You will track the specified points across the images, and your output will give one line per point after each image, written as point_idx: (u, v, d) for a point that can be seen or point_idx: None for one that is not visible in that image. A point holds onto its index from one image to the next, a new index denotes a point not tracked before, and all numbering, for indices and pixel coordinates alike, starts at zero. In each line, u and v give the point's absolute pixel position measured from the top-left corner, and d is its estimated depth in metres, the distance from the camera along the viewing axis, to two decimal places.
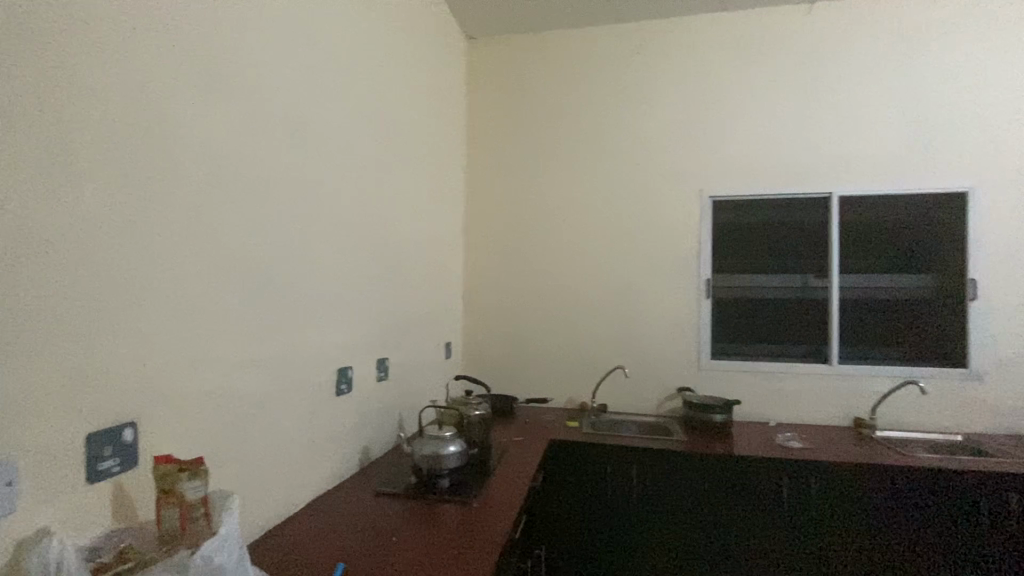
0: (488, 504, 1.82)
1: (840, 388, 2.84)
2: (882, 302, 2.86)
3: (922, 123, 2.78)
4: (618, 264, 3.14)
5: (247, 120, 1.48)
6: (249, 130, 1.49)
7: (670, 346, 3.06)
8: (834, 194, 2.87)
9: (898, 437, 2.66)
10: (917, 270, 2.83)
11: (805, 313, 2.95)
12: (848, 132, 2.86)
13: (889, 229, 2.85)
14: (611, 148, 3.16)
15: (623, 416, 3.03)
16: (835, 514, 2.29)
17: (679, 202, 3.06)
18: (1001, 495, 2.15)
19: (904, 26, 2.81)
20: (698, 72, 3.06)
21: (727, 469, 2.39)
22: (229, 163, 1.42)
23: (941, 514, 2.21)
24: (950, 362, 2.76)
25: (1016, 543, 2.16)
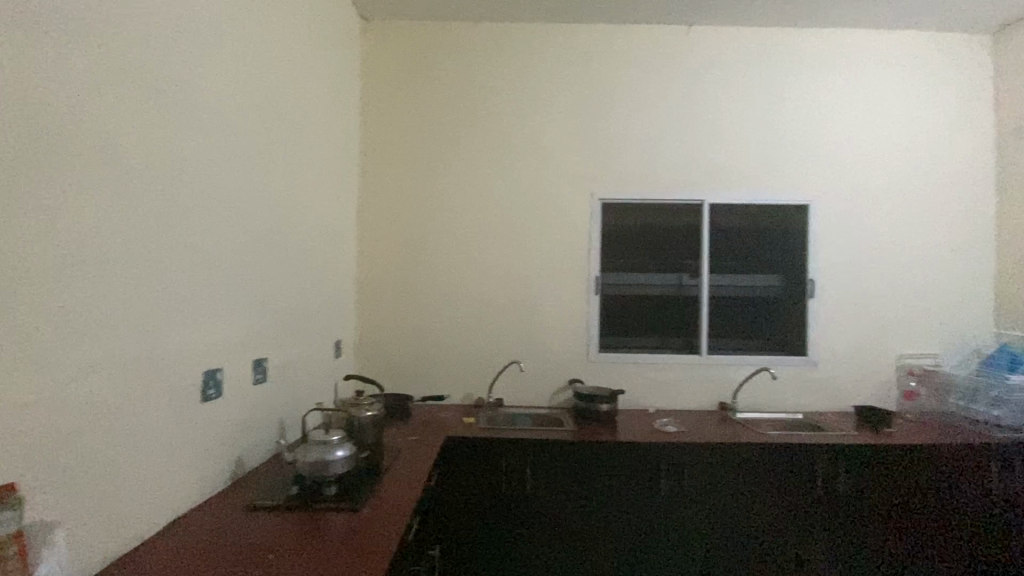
0: (379, 509, 1.73)
1: (708, 376, 3.15)
2: (742, 299, 3.23)
3: (778, 143, 3.18)
4: (516, 262, 3.18)
5: (99, 78, 1.24)
6: (101, 91, 1.25)
7: (563, 340, 3.17)
8: (705, 202, 3.17)
9: (753, 418, 3.02)
10: (769, 272, 3.22)
11: (680, 309, 3.22)
12: (716, 148, 3.18)
13: (746, 235, 3.23)
14: (511, 147, 3.19)
15: (518, 409, 3.08)
16: (704, 489, 2.54)
17: (573, 203, 3.18)
18: (831, 464, 2.52)
19: (765, 57, 3.18)
20: (590, 80, 3.20)
21: (612, 455, 2.53)
22: (73, 127, 1.17)
23: (787, 484, 2.53)
24: (793, 351, 3.19)
25: (844, 504, 2.54)
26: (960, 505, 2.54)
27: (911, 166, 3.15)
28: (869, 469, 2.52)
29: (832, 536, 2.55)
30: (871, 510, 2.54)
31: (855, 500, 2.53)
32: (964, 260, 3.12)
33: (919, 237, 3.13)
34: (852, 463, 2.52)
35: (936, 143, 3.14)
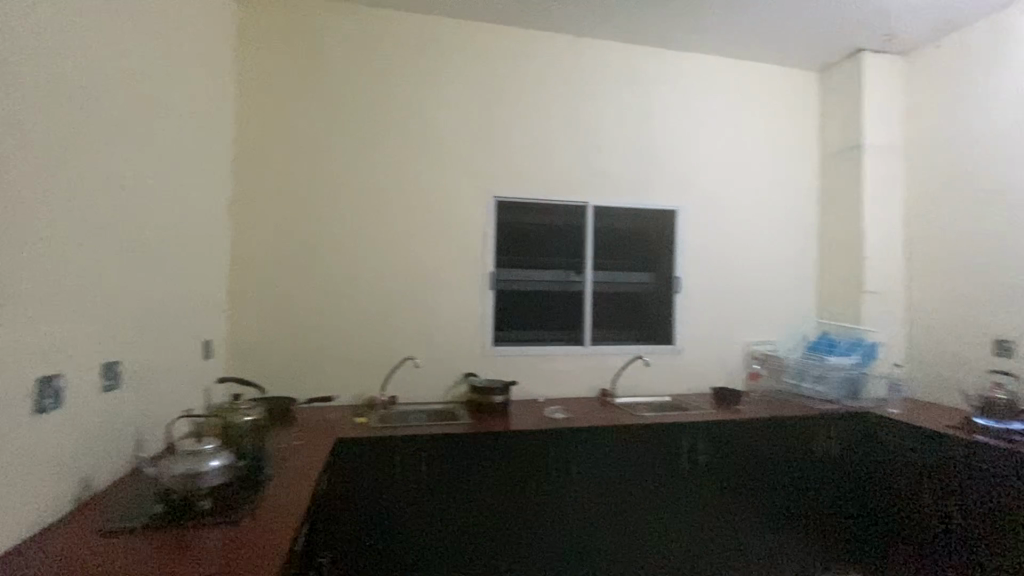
0: (263, 519, 1.60)
1: (591, 365, 3.38)
2: (619, 294, 3.51)
3: (653, 153, 3.48)
4: (410, 257, 3.12)
5: None
6: None
7: (457, 335, 3.19)
8: (588, 204, 3.38)
9: (629, 402, 3.30)
10: (643, 270, 3.55)
11: (566, 304, 3.41)
12: (597, 155, 3.40)
13: (624, 237, 3.51)
14: (408, 139, 3.13)
15: (412, 406, 3.04)
16: (589, 469, 2.72)
17: (467, 200, 3.21)
18: (697, 439, 2.82)
19: (642, 74, 3.47)
20: (482, 79, 3.24)
21: (504, 444, 2.61)
22: None
23: (661, 459, 2.79)
24: (661, 339, 3.53)
25: (711, 474, 2.81)
26: (803, 470, 2.92)
27: (758, 177, 3.60)
28: (723, 446, 2.85)
29: (703, 504, 2.81)
30: (734, 479, 2.85)
31: (719, 469, 2.83)
32: (797, 260, 3.64)
33: (764, 241, 3.61)
34: (715, 436, 2.83)
35: (778, 160, 3.63)
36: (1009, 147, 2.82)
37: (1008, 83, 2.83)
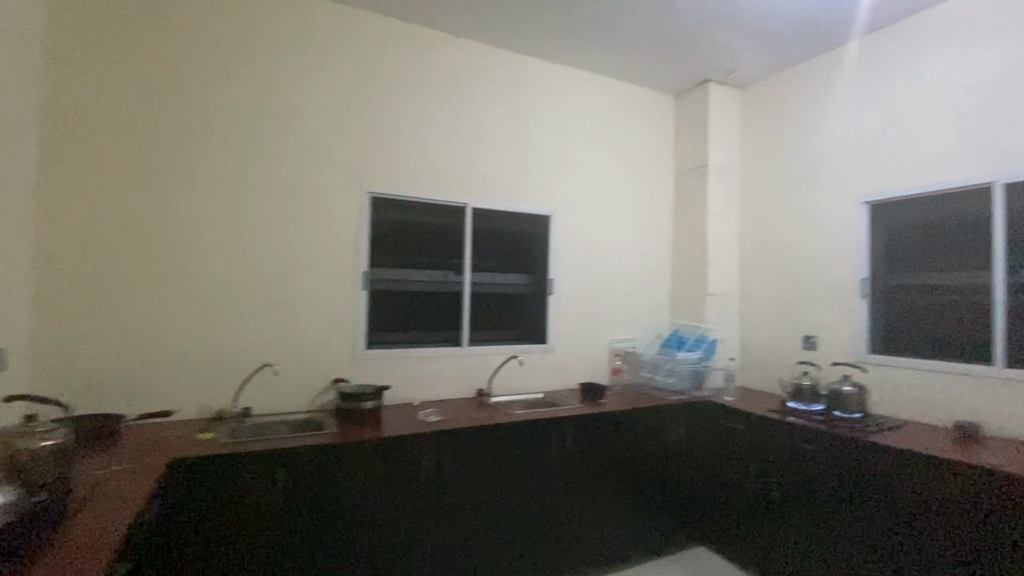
0: (62, 562, 1.29)
1: (468, 366, 3.37)
2: (497, 295, 3.54)
3: (528, 158, 3.56)
4: (271, 252, 2.83)
5: None
6: None
7: (326, 337, 2.96)
8: (468, 205, 3.36)
9: (505, 401, 3.35)
10: (520, 271, 3.62)
11: (444, 304, 3.35)
12: (477, 157, 3.39)
13: (502, 238, 3.54)
14: (270, 122, 2.83)
15: (271, 418, 2.74)
16: (465, 473, 2.63)
17: (338, 193, 2.99)
18: (569, 435, 2.88)
19: (518, 79, 3.53)
20: (356, 66, 3.05)
21: (375, 454, 2.43)
22: None
23: (537, 458, 2.80)
24: (536, 339, 3.65)
25: (581, 469, 2.91)
26: (661, 458, 3.16)
27: (623, 189, 3.91)
28: (593, 440, 2.94)
29: (575, 498, 2.91)
30: (603, 472, 2.98)
31: (590, 464, 2.94)
32: (655, 266, 4.02)
33: (626, 247, 3.92)
34: (585, 431, 2.92)
35: (639, 174, 3.96)
36: (814, 174, 3.35)
37: (814, 120, 3.36)
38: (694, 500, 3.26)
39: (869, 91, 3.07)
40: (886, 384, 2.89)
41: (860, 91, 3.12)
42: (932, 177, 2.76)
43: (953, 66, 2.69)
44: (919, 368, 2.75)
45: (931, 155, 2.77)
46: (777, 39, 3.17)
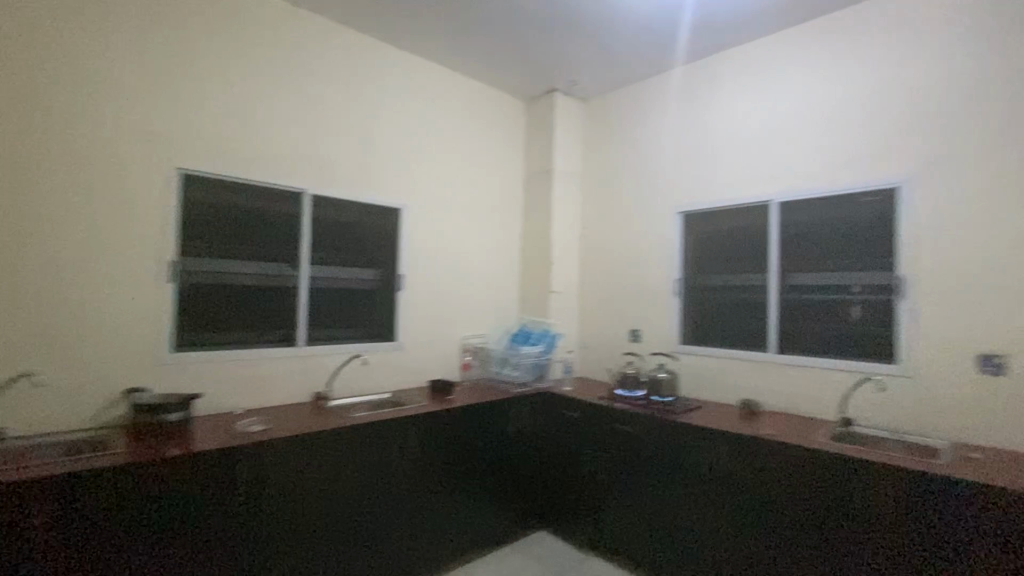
0: None
1: (303, 367, 3.04)
2: (339, 289, 3.26)
3: (372, 146, 3.34)
4: (29, 230, 2.19)
5: None
6: None
7: (115, 338, 2.41)
8: (306, 191, 3.04)
9: (346, 403, 3.08)
10: (366, 265, 3.40)
11: (274, 299, 2.96)
12: (315, 141, 3.09)
13: (344, 229, 3.27)
14: (32, 65, 2.21)
15: (28, 441, 2.13)
16: (302, 485, 2.31)
17: (134, 164, 2.46)
18: (418, 433, 2.72)
19: (360, 61, 3.28)
20: (162, 16, 2.54)
21: (183, 474, 1.97)
22: None
23: (384, 461, 2.59)
24: (383, 337, 3.45)
25: (431, 468, 2.78)
26: (509, 451, 3.18)
27: (474, 187, 3.91)
28: (442, 437, 2.83)
29: (425, 499, 2.77)
30: (455, 469, 2.89)
31: (440, 462, 2.82)
32: (504, 263, 4.09)
33: (474, 243, 3.91)
34: (434, 428, 2.79)
35: (488, 172, 3.99)
36: (640, 184, 3.62)
37: (641, 136, 3.62)
38: (540, 485, 3.37)
39: (684, 115, 3.37)
40: (691, 372, 3.22)
41: (677, 114, 3.42)
42: (729, 195, 3.10)
43: (746, 99, 3.05)
44: (716, 357, 3.10)
45: (729, 175, 3.11)
46: (610, 60, 3.39)
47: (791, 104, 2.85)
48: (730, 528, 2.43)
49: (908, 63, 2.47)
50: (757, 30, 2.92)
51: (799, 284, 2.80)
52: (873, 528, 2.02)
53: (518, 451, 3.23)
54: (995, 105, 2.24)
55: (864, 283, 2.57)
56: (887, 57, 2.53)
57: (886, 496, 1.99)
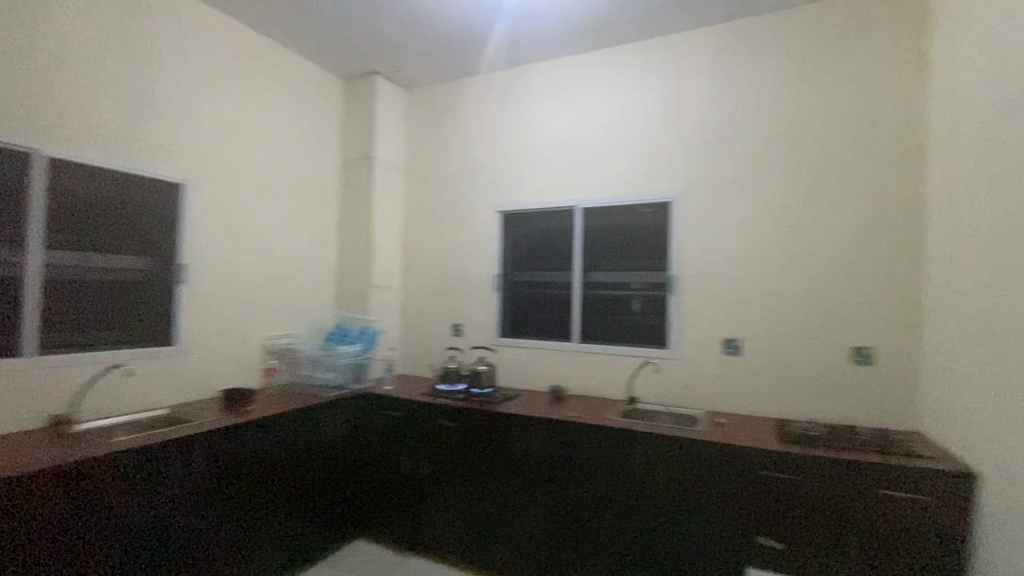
0: None
1: (29, 385, 2.26)
2: (88, 281, 2.51)
3: (150, 105, 2.67)
4: None
5: None
6: None
7: None
8: (38, 151, 2.25)
9: (100, 427, 2.39)
10: (132, 252, 2.69)
11: None
12: (52, 87, 2.29)
13: (97, 203, 2.53)
14: None
15: None
16: (31, 543, 1.71)
17: None
18: (211, 455, 2.26)
19: None
20: None
21: None
22: None
23: (162, 494, 2.09)
24: (155, 340, 2.78)
25: (229, 495, 2.34)
26: (328, 464, 2.88)
27: (285, 168, 3.42)
28: (244, 457, 2.41)
29: (223, 533, 2.32)
30: (261, 493, 2.49)
31: (242, 486, 2.39)
32: (319, 255, 3.69)
33: (286, 232, 3.44)
34: (232, 447, 2.35)
35: (307, 154, 3.56)
36: (465, 180, 3.63)
37: (466, 131, 3.63)
38: (370, 492, 3.15)
39: (508, 117, 3.47)
40: (509, 363, 3.41)
41: (500, 115, 3.50)
42: (544, 197, 3.33)
43: (559, 111, 3.29)
44: (531, 348, 3.33)
45: (546, 178, 3.32)
46: (437, 50, 3.28)
47: (598, 118, 3.16)
48: (543, 508, 2.59)
49: (676, 98, 2.94)
50: (572, 45, 3.15)
51: (597, 280, 3.17)
52: (653, 492, 2.31)
53: (337, 461, 2.95)
54: (740, 140, 2.77)
55: (642, 282, 3.04)
56: (668, 90, 2.96)
57: (668, 466, 2.28)
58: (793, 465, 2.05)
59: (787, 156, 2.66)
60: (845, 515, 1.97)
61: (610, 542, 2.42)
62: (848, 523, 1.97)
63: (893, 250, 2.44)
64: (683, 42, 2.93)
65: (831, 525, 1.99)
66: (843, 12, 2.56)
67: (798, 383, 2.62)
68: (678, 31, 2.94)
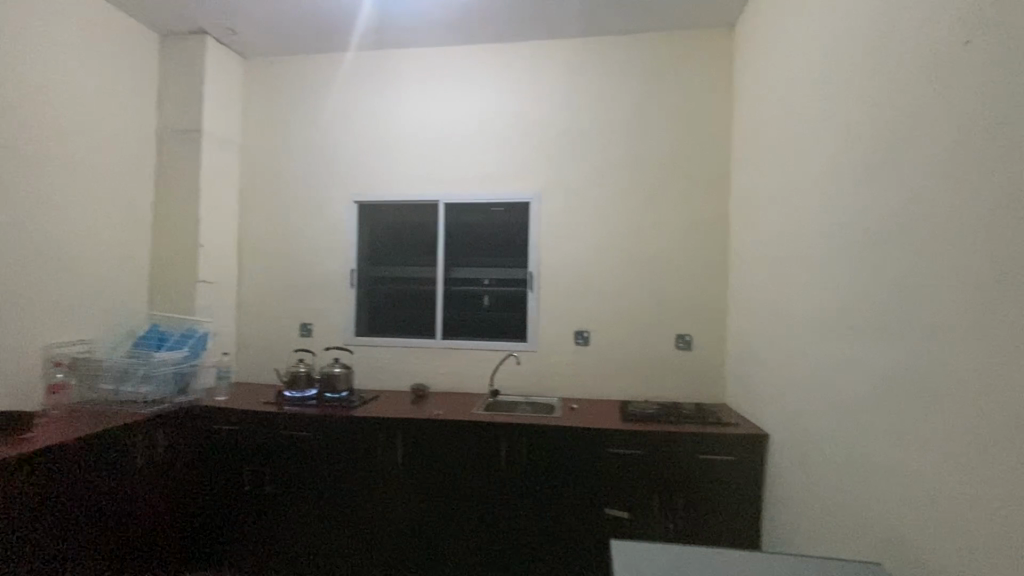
0: None
1: None
2: None
3: None
4: None
5: None
6: None
7: None
8: None
9: None
10: None
11: None
12: None
13: None
14: None
15: None
16: None
17: None
18: None
19: None
20: None
21: None
22: None
23: None
24: None
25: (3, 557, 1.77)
26: (150, 500, 2.36)
27: (82, 133, 2.69)
28: (32, 502, 1.86)
29: None
30: (55, 546, 1.94)
31: (26, 541, 1.84)
32: (129, 244, 3.00)
33: (86, 216, 2.72)
34: (13, 493, 1.79)
35: (112, 119, 2.87)
36: (316, 166, 3.32)
37: (317, 113, 3.32)
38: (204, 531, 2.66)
39: (366, 102, 3.26)
40: (366, 362, 3.23)
41: (356, 99, 3.27)
42: (405, 190, 3.21)
43: (422, 102, 3.19)
44: (391, 346, 3.20)
45: (408, 171, 3.21)
46: (284, 19, 2.93)
47: (462, 115, 3.15)
48: (411, 515, 2.49)
49: (536, 103, 3.07)
50: (436, 37, 3.08)
51: (457, 277, 3.16)
52: (522, 483, 2.40)
53: (163, 497, 2.44)
54: (591, 148, 3.01)
55: (494, 278, 3.13)
56: (529, 95, 3.08)
57: (535, 455, 2.38)
58: (640, 442, 2.31)
59: (631, 166, 2.97)
60: (682, 481, 2.29)
61: (481, 538, 2.43)
62: (683, 487, 2.29)
63: (708, 252, 2.90)
64: (542, 51, 3.07)
65: (672, 491, 2.30)
66: (676, 44, 2.94)
67: (637, 368, 2.96)
68: (538, 39, 3.07)
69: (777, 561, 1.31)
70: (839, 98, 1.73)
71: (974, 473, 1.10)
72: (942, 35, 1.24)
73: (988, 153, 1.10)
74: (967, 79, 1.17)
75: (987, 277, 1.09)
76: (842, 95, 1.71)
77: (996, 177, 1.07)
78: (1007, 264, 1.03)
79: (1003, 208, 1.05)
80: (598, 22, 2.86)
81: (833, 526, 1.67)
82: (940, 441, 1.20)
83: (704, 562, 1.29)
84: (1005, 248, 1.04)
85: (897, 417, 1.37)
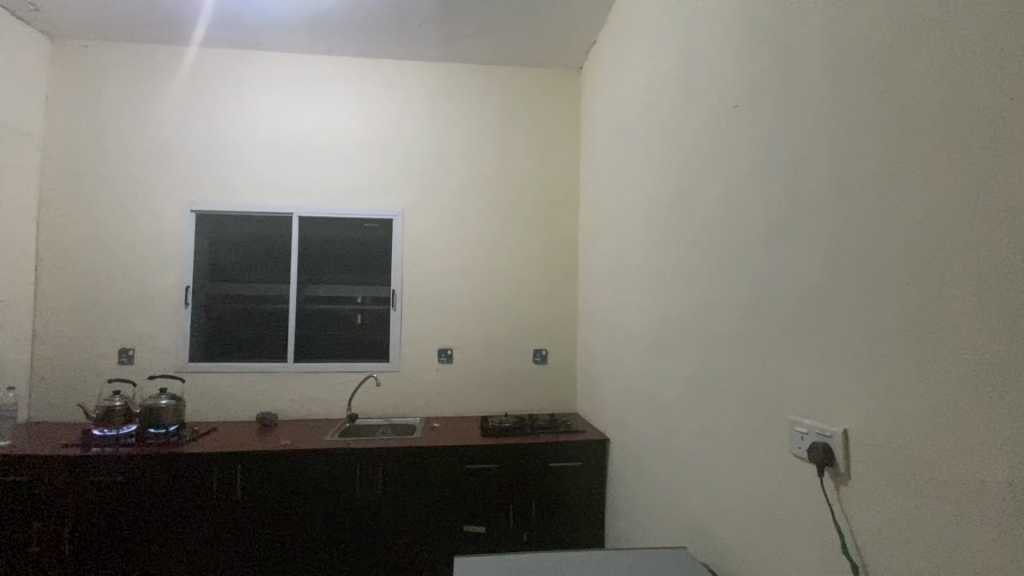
0: None
1: None
2: None
3: None
4: None
5: None
6: None
7: None
8: None
9: None
10: None
11: None
12: None
13: None
14: None
15: None
16: None
17: None
18: None
19: None
20: None
21: None
22: None
23: None
24: None
25: None
26: None
27: None
28: None
29: None
30: None
31: None
32: None
33: None
34: None
35: None
36: (143, 168, 2.92)
37: (147, 109, 2.94)
38: None
39: (208, 102, 2.97)
40: (204, 391, 2.88)
41: (196, 97, 2.97)
42: (253, 200, 2.96)
43: (274, 108, 3.00)
44: (234, 371, 2.89)
45: (259, 181, 2.97)
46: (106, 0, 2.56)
47: (319, 126, 3.02)
48: (254, 557, 2.24)
49: (399, 119, 3.06)
50: (294, 42, 2.92)
51: (314, 295, 3.00)
52: (374, 509, 2.31)
53: None
54: (453, 168, 3.08)
55: (367, 296, 3.05)
56: (392, 111, 3.06)
57: (390, 478, 2.31)
58: (497, 455, 2.38)
59: (492, 188, 3.09)
60: (532, 490, 2.39)
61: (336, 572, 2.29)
62: (537, 495, 2.40)
63: (562, 272, 3.12)
64: (405, 69, 3.08)
65: (525, 499, 2.39)
66: (532, 78, 3.16)
67: (497, 384, 3.05)
68: (401, 58, 3.07)
69: (606, 557, 1.43)
70: (655, 140, 1.98)
71: (744, 462, 1.32)
72: (722, 97, 1.50)
73: (751, 196, 1.34)
74: (738, 134, 1.41)
75: (751, 297, 1.32)
76: (657, 137, 1.96)
77: (755, 217, 1.32)
78: (764, 287, 1.27)
79: (761, 242, 1.29)
80: (461, 49, 2.96)
81: (656, 518, 1.87)
82: (724, 435, 1.42)
83: (544, 567, 1.36)
84: (764, 273, 1.27)
85: (696, 420, 1.58)
